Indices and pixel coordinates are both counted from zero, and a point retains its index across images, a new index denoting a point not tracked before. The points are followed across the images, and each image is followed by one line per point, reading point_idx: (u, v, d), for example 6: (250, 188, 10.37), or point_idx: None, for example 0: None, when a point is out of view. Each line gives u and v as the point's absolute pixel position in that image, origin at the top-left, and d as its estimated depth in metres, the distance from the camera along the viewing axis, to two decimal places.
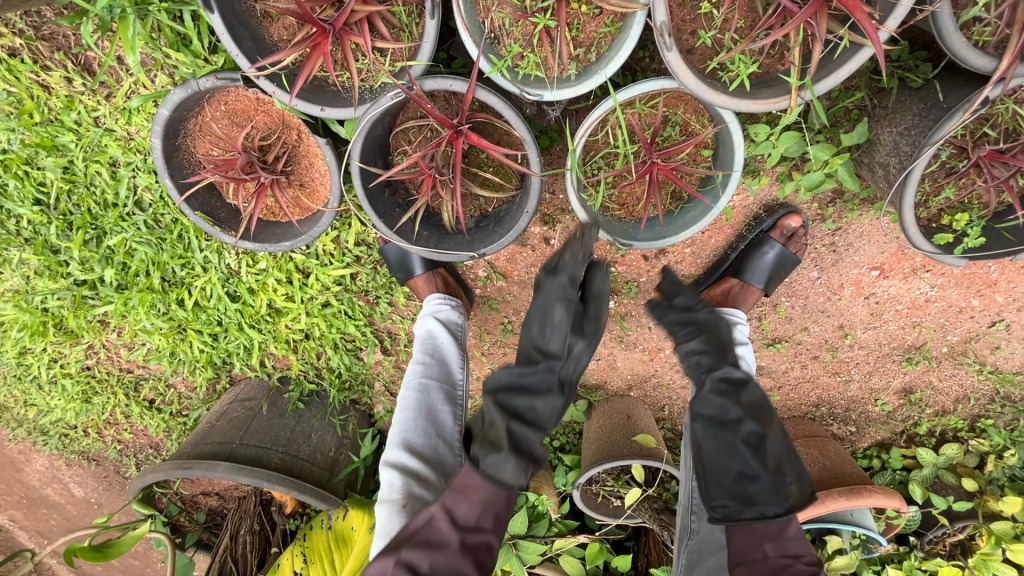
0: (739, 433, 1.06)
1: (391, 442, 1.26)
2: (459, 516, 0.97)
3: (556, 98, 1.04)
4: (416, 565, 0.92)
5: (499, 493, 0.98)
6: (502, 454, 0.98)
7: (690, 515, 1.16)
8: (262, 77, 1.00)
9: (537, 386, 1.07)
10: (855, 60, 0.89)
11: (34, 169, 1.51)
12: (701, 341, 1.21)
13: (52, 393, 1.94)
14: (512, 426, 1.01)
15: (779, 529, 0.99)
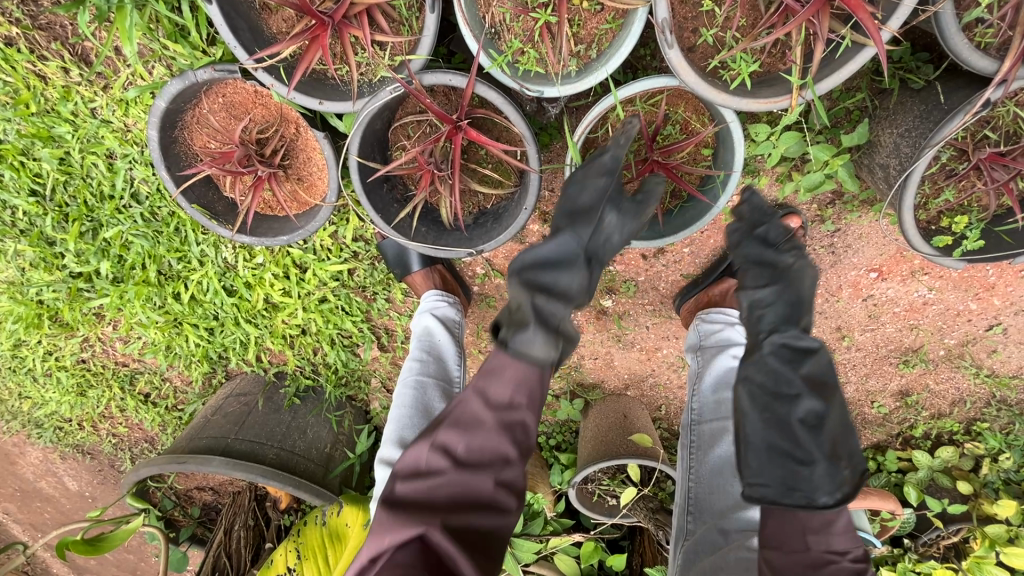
0: (795, 407, 0.93)
1: (388, 440, 1.23)
2: (490, 397, 0.85)
3: (556, 94, 1.03)
4: (449, 448, 0.82)
5: (529, 372, 0.86)
6: (528, 329, 0.85)
7: (685, 515, 1.13)
8: (260, 70, 0.99)
9: (565, 260, 0.96)
10: (857, 60, 0.88)
11: (30, 159, 1.50)
12: (774, 291, 1.09)
13: (46, 386, 1.93)
14: (537, 301, 0.89)
15: (828, 521, 0.87)
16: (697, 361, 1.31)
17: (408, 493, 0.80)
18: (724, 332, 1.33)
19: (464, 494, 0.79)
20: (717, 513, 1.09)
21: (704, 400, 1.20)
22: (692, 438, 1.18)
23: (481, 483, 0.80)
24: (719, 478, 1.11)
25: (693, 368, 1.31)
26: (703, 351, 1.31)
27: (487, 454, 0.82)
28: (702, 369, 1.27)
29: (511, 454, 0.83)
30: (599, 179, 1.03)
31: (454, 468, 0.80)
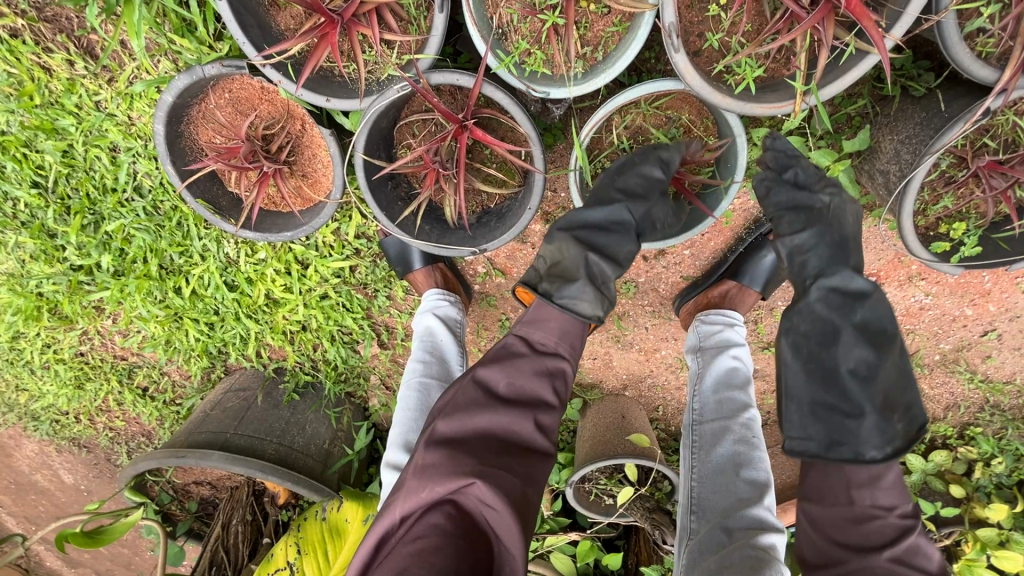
0: (844, 360, 0.96)
1: (394, 443, 1.24)
2: (536, 343, 0.99)
3: (562, 95, 1.03)
4: (493, 386, 0.92)
5: (573, 322, 1.01)
6: (579, 283, 1.02)
7: (689, 516, 1.09)
8: (268, 66, 1.00)
9: (613, 227, 1.10)
10: (860, 67, 0.89)
11: (33, 151, 1.50)
12: (811, 234, 1.05)
13: (44, 378, 1.93)
14: (590, 259, 1.05)
15: (877, 473, 0.87)
16: (697, 362, 1.31)
17: (457, 424, 0.88)
18: (723, 333, 1.34)
19: (510, 428, 0.88)
20: (720, 511, 1.03)
21: (705, 402, 1.20)
22: (694, 438, 1.17)
23: (525, 420, 0.90)
24: (721, 476, 1.07)
25: (694, 369, 1.32)
26: (703, 352, 1.32)
27: (528, 396, 0.93)
28: (702, 370, 1.27)
29: (549, 399, 0.94)
30: (649, 166, 1.09)
31: (500, 403, 0.90)
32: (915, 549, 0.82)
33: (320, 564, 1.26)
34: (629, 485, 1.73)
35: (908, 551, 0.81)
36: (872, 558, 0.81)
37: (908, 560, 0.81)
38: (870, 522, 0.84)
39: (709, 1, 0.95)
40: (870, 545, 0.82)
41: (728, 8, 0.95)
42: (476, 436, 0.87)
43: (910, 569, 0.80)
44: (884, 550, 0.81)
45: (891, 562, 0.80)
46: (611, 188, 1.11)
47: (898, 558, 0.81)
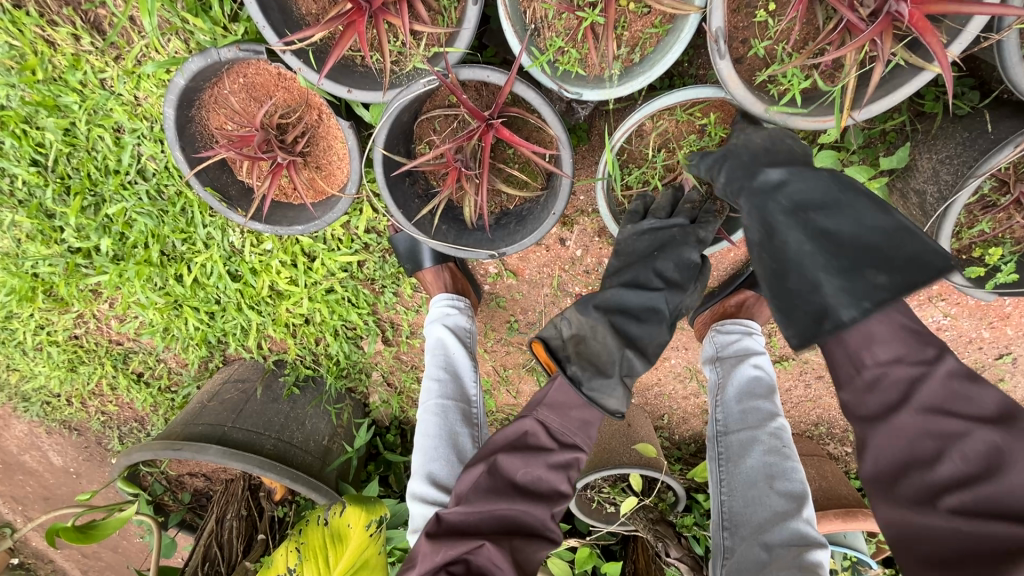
0: (793, 244, 0.86)
1: (416, 474, 1.19)
2: (553, 431, 0.99)
3: (596, 98, 0.99)
4: (511, 474, 0.94)
5: (596, 414, 1.01)
6: (611, 380, 1.00)
7: (722, 532, 1.04)
8: (288, 53, 0.95)
9: (646, 313, 1.07)
10: (912, 84, 0.85)
11: (33, 128, 1.44)
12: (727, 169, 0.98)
13: (36, 360, 1.87)
14: (626, 353, 1.02)
15: (869, 334, 0.79)
16: (716, 372, 1.26)
17: (473, 508, 0.91)
18: (742, 341, 1.28)
19: (525, 517, 0.91)
20: (756, 527, 0.98)
21: (730, 412, 1.15)
22: (720, 450, 1.12)
23: (540, 510, 0.92)
24: (753, 491, 1.02)
25: (713, 381, 1.26)
26: (723, 361, 1.27)
27: (544, 487, 0.95)
28: (722, 381, 1.22)
29: (564, 488, 0.96)
30: (689, 250, 1.09)
31: (517, 493, 0.92)
32: (944, 388, 0.75)
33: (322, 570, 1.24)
34: (632, 495, 1.71)
35: (936, 398, 0.75)
36: (898, 424, 0.76)
37: (940, 406, 0.75)
38: (882, 383, 0.78)
39: (757, 7, 0.91)
40: (892, 409, 0.77)
41: (777, 14, 0.90)
42: (491, 514, 0.90)
43: (942, 415, 0.74)
44: (906, 410, 0.76)
45: (919, 420, 0.75)
46: (649, 269, 1.09)
47: (927, 409, 0.75)
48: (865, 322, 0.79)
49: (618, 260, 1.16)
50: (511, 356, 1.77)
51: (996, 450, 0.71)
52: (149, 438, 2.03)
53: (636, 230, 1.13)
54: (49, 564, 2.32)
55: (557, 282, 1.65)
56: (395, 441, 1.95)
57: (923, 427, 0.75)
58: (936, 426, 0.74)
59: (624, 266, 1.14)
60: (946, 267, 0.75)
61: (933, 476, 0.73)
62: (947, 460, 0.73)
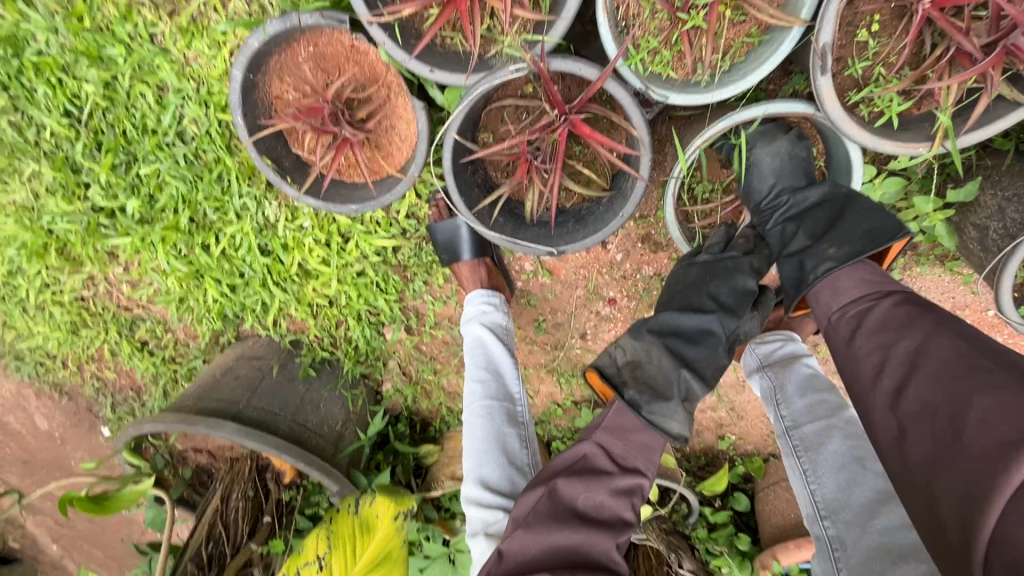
0: (786, 237, 1.06)
1: (468, 478, 1.17)
2: (614, 455, 0.98)
3: (699, 100, 0.96)
4: (573, 500, 0.92)
5: (657, 439, 1.01)
6: (672, 403, 1.01)
7: (822, 523, 0.99)
8: (376, 25, 0.91)
9: (700, 335, 1.11)
10: (1009, 118, 0.85)
11: (70, 78, 1.39)
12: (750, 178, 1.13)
13: (36, 319, 1.79)
14: (683, 374, 1.05)
15: (835, 285, 0.92)
16: (766, 378, 1.19)
17: (534, 535, 0.88)
18: (787, 346, 1.23)
19: (590, 546, 0.87)
20: (860, 509, 0.96)
21: (795, 405, 1.11)
22: (795, 444, 1.08)
23: (606, 540, 0.89)
24: (844, 474, 1.00)
25: (764, 388, 1.20)
26: (771, 368, 1.20)
27: (606, 514, 0.92)
28: (778, 382, 1.16)
29: (628, 516, 0.93)
30: (742, 277, 1.13)
31: (580, 520, 0.90)
32: (886, 314, 0.81)
33: (348, 561, 1.22)
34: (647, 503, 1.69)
35: (879, 323, 0.81)
36: (856, 353, 0.81)
37: (885, 324, 0.80)
38: (843, 320, 0.88)
39: (860, 26, 0.89)
40: (851, 337, 0.84)
41: (879, 36, 0.88)
42: (548, 545, 0.87)
43: (885, 332, 0.79)
44: (858, 338, 0.82)
45: (869, 343, 0.80)
46: (703, 293, 1.14)
47: (874, 333, 0.80)
48: (833, 279, 0.93)
49: (673, 290, 1.22)
50: (534, 355, 1.74)
51: (927, 344, 0.72)
52: (145, 409, 1.95)
53: (689, 262, 1.23)
54: (20, 529, 2.23)
55: (592, 285, 1.64)
56: (406, 431, 1.88)
57: (873, 346, 0.79)
58: (881, 342, 0.78)
59: (676, 294, 1.19)
60: (898, 236, 0.93)
61: (885, 387, 0.74)
62: (890, 368, 0.74)
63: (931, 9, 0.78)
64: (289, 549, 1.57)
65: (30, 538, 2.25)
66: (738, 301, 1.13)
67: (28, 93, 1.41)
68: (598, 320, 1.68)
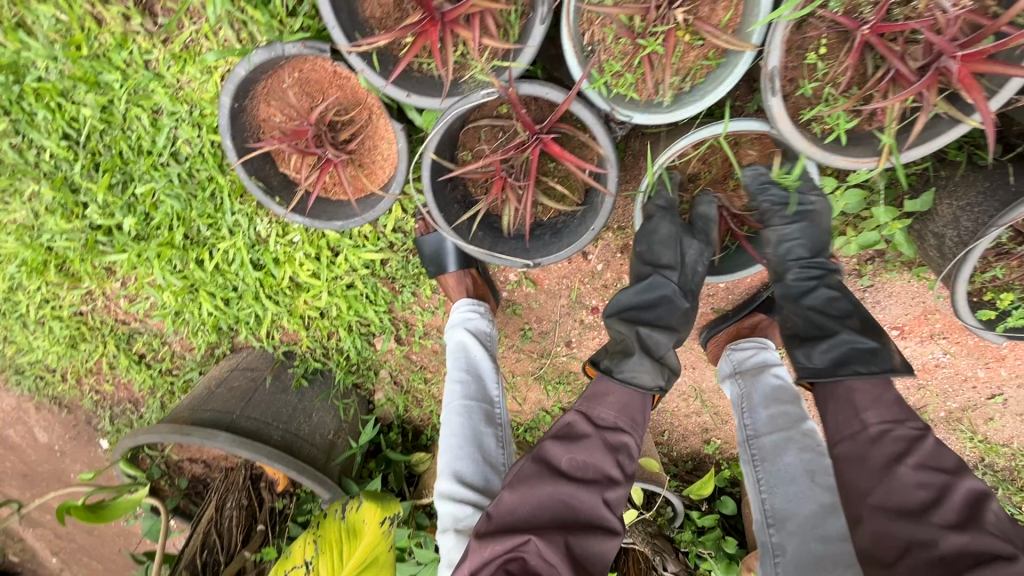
0: (832, 310, 1.09)
1: (443, 472, 1.20)
2: (596, 417, 1.03)
3: (670, 119, 1.02)
4: (557, 463, 0.97)
5: (637, 395, 1.06)
6: (635, 357, 1.06)
7: (769, 530, 1.04)
8: (355, 54, 0.97)
9: (655, 299, 1.15)
10: (949, 134, 0.90)
11: (69, 103, 1.45)
12: (801, 229, 1.13)
13: (37, 333, 1.84)
14: (642, 333, 1.09)
15: (875, 394, 0.94)
16: (736, 385, 1.26)
17: (519, 495, 0.93)
18: (759, 354, 1.28)
19: (574, 500, 0.91)
20: (803, 518, 1.01)
21: (758, 416, 1.16)
22: (753, 452, 1.13)
23: (591, 496, 0.92)
24: (795, 485, 1.05)
25: (733, 394, 1.26)
26: (742, 375, 1.26)
27: (591, 473, 0.96)
28: (746, 390, 1.22)
29: (614, 472, 0.96)
30: (659, 225, 1.16)
31: (563, 478, 0.94)
32: (935, 451, 0.84)
33: (335, 563, 1.27)
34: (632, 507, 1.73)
35: (928, 457, 0.84)
36: (898, 475, 0.83)
37: (931, 461, 0.83)
38: (881, 435, 0.88)
39: (809, 49, 0.94)
40: (893, 457, 0.85)
41: (828, 58, 0.94)
42: (534, 512, 0.90)
43: (934, 471, 0.82)
44: (904, 464, 0.83)
45: (917, 474, 0.82)
46: (639, 262, 1.19)
47: (921, 466, 0.83)
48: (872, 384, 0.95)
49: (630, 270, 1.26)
50: (521, 363, 1.79)
51: (983, 507, 0.77)
52: (143, 420, 1.99)
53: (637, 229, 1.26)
54: (21, 541, 2.27)
55: (574, 294, 1.68)
56: (397, 439, 1.92)
57: (920, 479, 0.82)
58: (929, 482, 0.81)
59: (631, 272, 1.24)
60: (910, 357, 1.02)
61: (933, 526, 0.77)
62: (942, 511, 0.78)
63: (869, 34, 0.84)
64: (281, 556, 1.62)
65: (30, 551, 2.28)
66: (674, 253, 1.16)
67: (28, 116, 1.46)
68: (582, 328, 1.72)
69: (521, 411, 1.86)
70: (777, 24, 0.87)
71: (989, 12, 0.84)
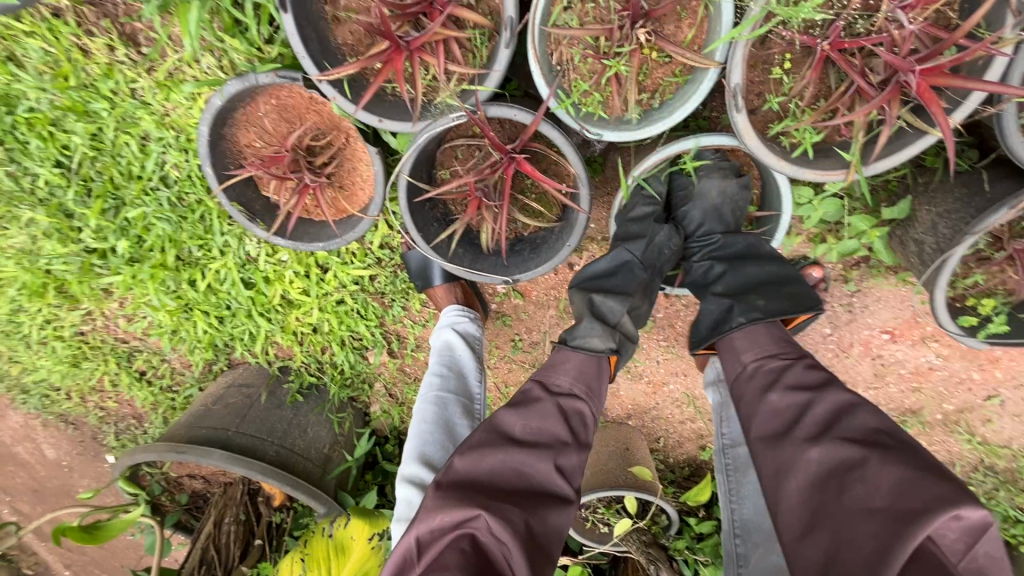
0: (714, 276, 1.17)
1: (409, 456, 1.21)
2: (555, 383, 1.02)
3: (639, 136, 1.03)
4: (510, 430, 0.93)
5: (588, 360, 1.05)
6: (585, 322, 1.09)
7: (734, 540, 1.15)
8: (325, 82, 0.99)
9: (616, 269, 1.17)
10: (914, 146, 0.91)
11: (60, 131, 1.49)
12: (689, 203, 1.21)
13: (40, 353, 1.88)
14: (595, 298, 1.13)
15: (754, 337, 1.03)
16: (719, 393, 1.23)
17: (470, 462, 0.89)
18: None
19: (526, 468, 0.88)
20: (767, 532, 1.07)
21: (735, 426, 1.18)
22: (727, 462, 1.20)
23: (542, 462, 0.89)
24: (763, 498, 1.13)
25: (716, 402, 1.25)
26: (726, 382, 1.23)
27: (546, 437, 0.93)
28: (726, 399, 1.21)
29: (566, 437, 0.94)
30: (637, 205, 1.20)
31: (515, 445, 0.91)
32: (802, 374, 0.90)
33: None
34: (627, 516, 1.72)
35: (795, 381, 0.89)
36: (771, 404, 0.89)
37: (798, 384, 0.88)
38: (757, 371, 0.96)
39: (774, 64, 0.95)
40: (769, 388, 0.91)
41: (792, 72, 0.95)
42: (486, 481, 0.86)
43: (802, 391, 0.87)
44: (774, 391, 0.90)
45: (783, 398, 0.88)
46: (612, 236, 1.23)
47: (789, 389, 0.88)
48: (748, 329, 1.05)
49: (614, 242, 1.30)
50: (513, 374, 1.80)
51: (846, 411, 0.80)
52: (146, 436, 2.02)
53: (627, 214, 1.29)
54: (33, 556, 2.31)
55: (563, 304, 1.69)
56: (394, 451, 1.93)
57: (787, 401, 0.87)
58: (797, 402, 0.86)
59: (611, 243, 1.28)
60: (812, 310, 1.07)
61: (799, 440, 0.81)
62: (806, 424, 0.82)
63: (829, 50, 0.84)
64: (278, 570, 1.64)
65: (43, 565, 2.32)
66: (645, 230, 1.18)
67: (22, 146, 1.50)
68: None
69: None
70: (738, 43, 0.87)
71: (949, 25, 0.86)
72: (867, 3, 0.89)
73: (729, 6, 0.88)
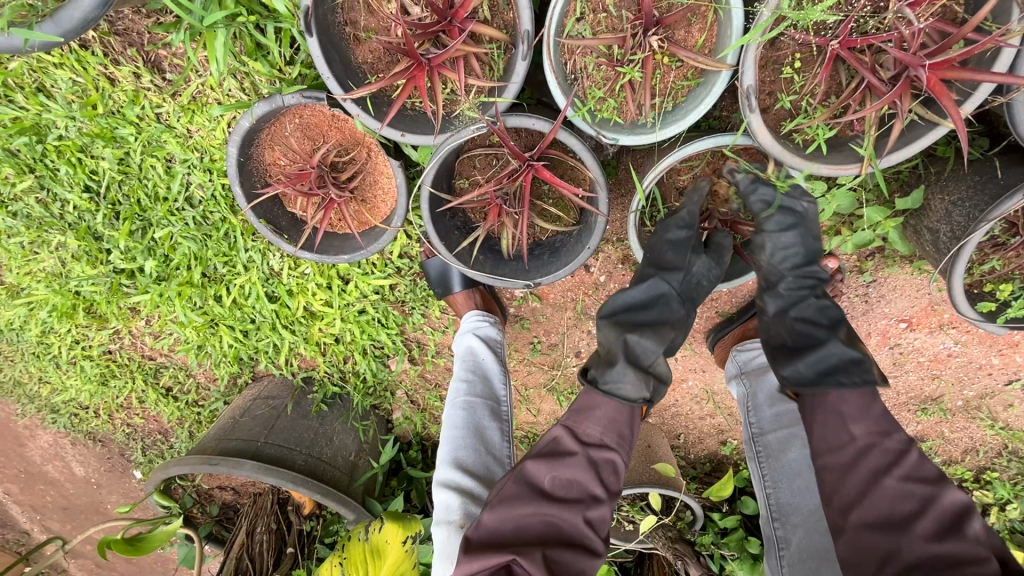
0: (823, 320, 1.05)
1: (443, 462, 1.23)
2: (582, 432, 1.00)
3: (654, 139, 1.06)
4: (539, 480, 0.96)
5: (621, 409, 1.01)
6: (618, 367, 1.03)
7: (773, 523, 1.19)
8: (349, 100, 1.03)
9: (651, 300, 1.14)
10: (926, 138, 0.93)
11: (88, 157, 1.54)
12: (795, 236, 1.09)
13: (69, 373, 1.93)
14: (630, 339, 1.06)
15: (865, 406, 0.90)
16: (742, 385, 1.31)
17: (499, 516, 0.92)
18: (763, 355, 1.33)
19: (557, 520, 0.91)
20: (807, 513, 1.15)
21: (763, 414, 1.24)
22: (758, 450, 1.22)
23: (572, 515, 0.92)
24: (799, 480, 1.18)
25: (739, 395, 1.32)
26: (747, 376, 1.31)
27: (575, 492, 0.95)
28: (750, 391, 1.28)
29: (597, 492, 0.96)
30: (677, 231, 1.15)
31: (544, 498, 0.93)
32: (917, 464, 0.84)
33: None
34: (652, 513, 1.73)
35: (911, 471, 0.83)
36: (883, 489, 0.83)
37: (914, 474, 0.83)
38: (872, 450, 0.87)
39: (784, 63, 0.98)
40: (881, 472, 0.84)
41: (803, 71, 0.98)
42: (515, 528, 0.91)
43: (918, 484, 0.82)
44: (890, 478, 0.83)
45: (901, 486, 0.82)
46: (647, 265, 1.18)
47: (906, 478, 0.83)
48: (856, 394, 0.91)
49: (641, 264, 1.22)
50: (533, 376, 1.82)
51: (965, 519, 0.78)
52: (173, 450, 2.06)
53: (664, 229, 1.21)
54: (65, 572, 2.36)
55: (580, 306, 1.71)
56: (417, 457, 1.96)
57: (901, 492, 0.82)
58: (916, 494, 0.82)
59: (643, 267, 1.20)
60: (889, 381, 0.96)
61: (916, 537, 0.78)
62: (923, 523, 0.79)
63: (839, 48, 0.86)
64: None
65: None
66: (680, 257, 1.16)
67: (52, 172, 1.55)
68: (590, 338, 1.75)
69: (536, 423, 1.90)
70: (749, 46, 0.90)
71: (955, 20, 0.88)
72: (875, 3, 0.91)
73: (739, 13, 0.90)
